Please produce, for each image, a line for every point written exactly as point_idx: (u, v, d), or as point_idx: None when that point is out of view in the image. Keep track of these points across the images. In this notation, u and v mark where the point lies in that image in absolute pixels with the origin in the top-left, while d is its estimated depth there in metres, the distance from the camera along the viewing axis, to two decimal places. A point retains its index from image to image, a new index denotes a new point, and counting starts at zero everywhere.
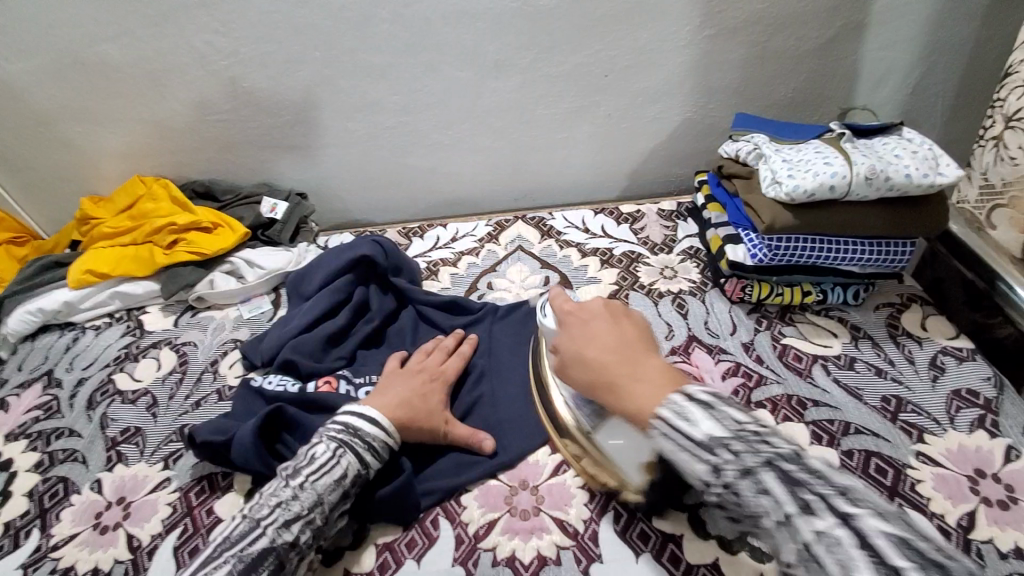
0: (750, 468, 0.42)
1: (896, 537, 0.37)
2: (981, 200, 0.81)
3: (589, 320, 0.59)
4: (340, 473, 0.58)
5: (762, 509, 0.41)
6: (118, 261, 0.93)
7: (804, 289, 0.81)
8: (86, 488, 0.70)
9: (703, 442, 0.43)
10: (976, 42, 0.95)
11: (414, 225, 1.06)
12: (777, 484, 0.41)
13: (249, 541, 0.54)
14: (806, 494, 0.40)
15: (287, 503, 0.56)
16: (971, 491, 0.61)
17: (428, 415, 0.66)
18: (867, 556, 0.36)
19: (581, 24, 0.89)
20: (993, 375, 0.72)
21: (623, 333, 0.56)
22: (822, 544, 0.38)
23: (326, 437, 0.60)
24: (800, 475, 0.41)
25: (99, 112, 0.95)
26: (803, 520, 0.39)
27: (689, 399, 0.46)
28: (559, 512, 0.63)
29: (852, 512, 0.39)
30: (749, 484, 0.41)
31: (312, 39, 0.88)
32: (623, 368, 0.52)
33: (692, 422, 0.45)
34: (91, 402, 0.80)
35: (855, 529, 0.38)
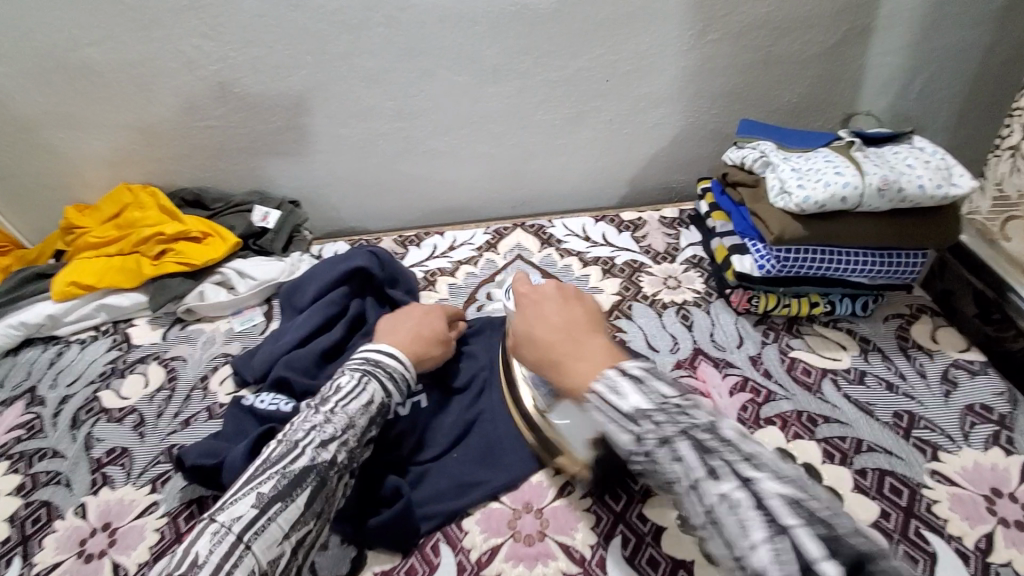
0: (668, 437, 0.42)
1: (790, 499, 0.38)
2: (995, 211, 0.81)
3: (541, 302, 0.59)
4: (368, 398, 0.58)
5: (676, 474, 0.41)
6: (105, 273, 0.90)
7: (812, 300, 0.79)
8: (69, 513, 0.66)
9: (630, 414, 0.44)
10: (980, 48, 0.94)
11: (410, 233, 1.04)
12: (689, 450, 0.41)
13: (289, 460, 0.52)
14: (714, 461, 0.41)
15: (322, 425, 0.55)
16: (988, 512, 0.59)
17: (437, 336, 0.70)
18: (761, 516, 0.38)
19: (582, 28, 0.86)
20: (1005, 390, 0.70)
21: (570, 315, 0.56)
22: (723, 505, 0.39)
23: (349, 369, 0.61)
24: (713, 443, 0.41)
25: (83, 118, 0.92)
26: (708, 484, 0.40)
27: (623, 374, 0.47)
28: (564, 537, 0.60)
29: (754, 474, 0.40)
30: (665, 452, 0.42)
31: (306, 42, 0.85)
32: (566, 347, 0.52)
33: (621, 395, 0.45)
34: (75, 421, 0.76)
35: (754, 491, 0.39)
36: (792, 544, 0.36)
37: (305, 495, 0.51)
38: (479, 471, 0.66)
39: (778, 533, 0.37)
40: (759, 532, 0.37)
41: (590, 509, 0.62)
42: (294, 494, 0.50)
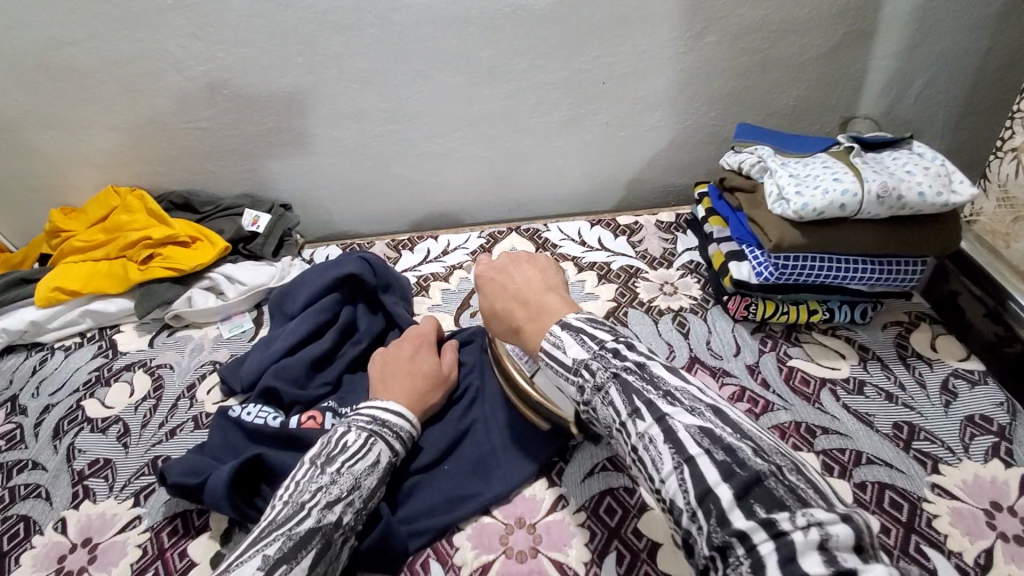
0: (601, 384, 0.46)
1: (699, 430, 0.40)
2: (999, 212, 0.82)
3: (499, 271, 0.62)
4: (374, 460, 0.57)
5: (610, 418, 0.46)
6: (90, 278, 0.88)
7: (811, 307, 0.78)
8: (50, 528, 0.65)
9: (572, 366, 0.48)
10: (980, 53, 0.93)
11: (403, 237, 1.02)
12: (616, 395, 0.45)
13: (296, 522, 0.50)
14: (637, 400, 0.44)
15: (328, 487, 0.53)
16: (988, 527, 0.58)
17: (435, 381, 0.68)
18: (669, 447, 0.40)
19: (577, 29, 0.85)
20: (1006, 401, 0.69)
21: (524, 279, 0.59)
22: (642, 443, 0.42)
23: (356, 426, 0.58)
24: (638, 384, 0.44)
25: (67, 119, 0.90)
26: (631, 423, 0.43)
27: (564, 327, 0.51)
28: (557, 554, 0.59)
29: (668, 410, 0.42)
30: (601, 399, 0.46)
31: (295, 42, 0.83)
32: (520, 311, 0.56)
33: (564, 350, 0.49)
34: (58, 431, 0.75)
35: (666, 425, 0.41)
36: (693, 471, 0.39)
37: (311, 559, 0.49)
38: (469, 485, 0.64)
39: (682, 462, 0.39)
40: (667, 462, 0.40)
41: (584, 525, 0.61)
42: (299, 557, 0.48)
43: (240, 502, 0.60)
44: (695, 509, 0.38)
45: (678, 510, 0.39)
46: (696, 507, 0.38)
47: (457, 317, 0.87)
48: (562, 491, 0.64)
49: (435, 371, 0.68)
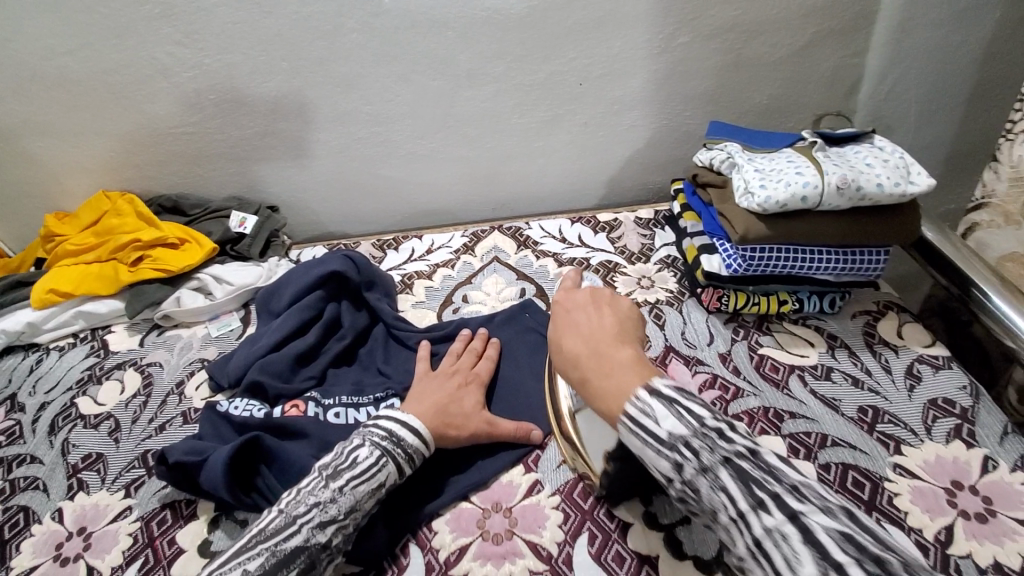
0: (708, 467, 0.43)
1: (841, 535, 0.38)
2: (1013, 192, 0.82)
3: (574, 312, 0.59)
4: (377, 482, 0.58)
5: (719, 504, 0.43)
6: (82, 279, 0.90)
7: (781, 298, 0.80)
8: (47, 518, 0.67)
9: (666, 441, 0.45)
10: (950, 48, 0.96)
11: (389, 237, 1.04)
12: (731, 482, 0.42)
13: (284, 537, 0.52)
14: (758, 491, 0.41)
15: (325, 504, 0.55)
16: (948, 504, 0.61)
17: (470, 414, 0.66)
18: (809, 550, 0.38)
19: (554, 32, 0.88)
20: (968, 384, 0.71)
21: (599, 325, 0.56)
22: (769, 538, 0.40)
23: (369, 441, 0.59)
24: (755, 473, 0.42)
25: (61, 126, 0.93)
26: (754, 516, 0.41)
27: (653, 395, 0.47)
28: (532, 535, 0.61)
29: (800, 508, 0.40)
30: (707, 481, 0.43)
31: (279, 49, 0.86)
32: (593, 363, 0.52)
33: (656, 420, 0.46)
34: (53, 427, 0.77)
35: (802, 524, 0.39)
36: None
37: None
38: (449, 472, 0.66)
39: (830, 570, 0.37)
40: (807, 566, 0.38)
41: (559, 507, 0.63)
42: None
43: (236, 489, 0.62)
44: None
45: None
46: None
47: (440, 313, 0.89)
48: (538, 477, 0.66)
49: (475, 409, 0.67)
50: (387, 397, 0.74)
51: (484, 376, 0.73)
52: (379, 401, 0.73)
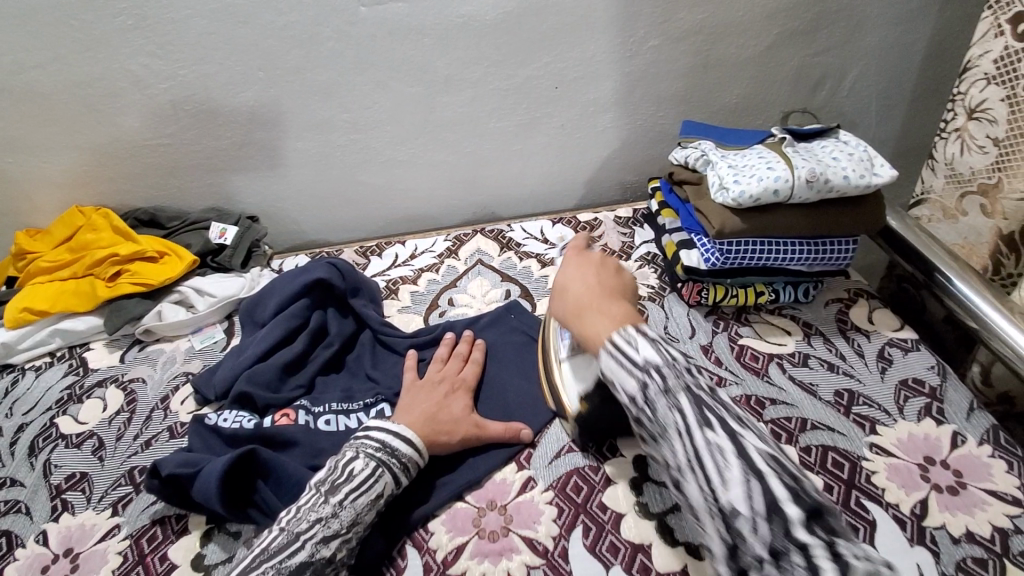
0: (671, 389, 0.49)
1: (767, 454, 0.46)
2: (948, 189, 0.87)
3: (583, 266, 0.66)
4: (376, 493, 0.58)
5: (672, 423, 0.48)
6: (58, 297, 0.89)
7: (758, 289, 0.83)
8: (31, 540, 0.65)
9: (640, 364, 0.50)
10: (903, 46, 1.01)
11: (371, 243, 1.04)
12: (687, 404, 0.48)
13: (288, 554, 0.52)
14: (709, 414, 0.47)
15: (327, 520, 0.55)
16: (922, 479, 0.64)
17: (458, 418, 0.67)
18: (740, 461, 0.45)
19: (528, 37, 0.89)
20: (936, 363, 0.75)
21: (603, 280, 0.63)
22: (709, 451, 0.46)
23: (365, 454, 0.59)
24: (709, 401, 0.48)
25: (30, 141, 0.91)
26: (700, 432, 0.47)
27: (640, 331, 0.53)
28: (527, 531, 0.62)
29: (738, 430, 0.47)
30: (667, 402, 0.49)
31: (255, 59, 0.86)
32: (593, 304, 0.59)
33: (634, 348, 0.51)
34: (33, 448, 0.75)
35: (738, 443, 0.46)
36: (762, 485, 0.44)
37: None
38: (442, 472, 0.67)
39: (752, 475, 0.44)
40: (734, 471, 0.45)
41: (553, 502, 0.64)
42: None
43: (229, 503, 0.61)
44: (760, 516, 0.43)
45: (737, 515, 0.44)
46: (761, 515, 0.43)
47: (426, 317, 0.89)
48: (531, 473, 0.67)
49: (464, 413, 0.68)
50: (378, 403, 0.74)
51: (472, 379, 0.73)
52: (370, 406, 0.73)
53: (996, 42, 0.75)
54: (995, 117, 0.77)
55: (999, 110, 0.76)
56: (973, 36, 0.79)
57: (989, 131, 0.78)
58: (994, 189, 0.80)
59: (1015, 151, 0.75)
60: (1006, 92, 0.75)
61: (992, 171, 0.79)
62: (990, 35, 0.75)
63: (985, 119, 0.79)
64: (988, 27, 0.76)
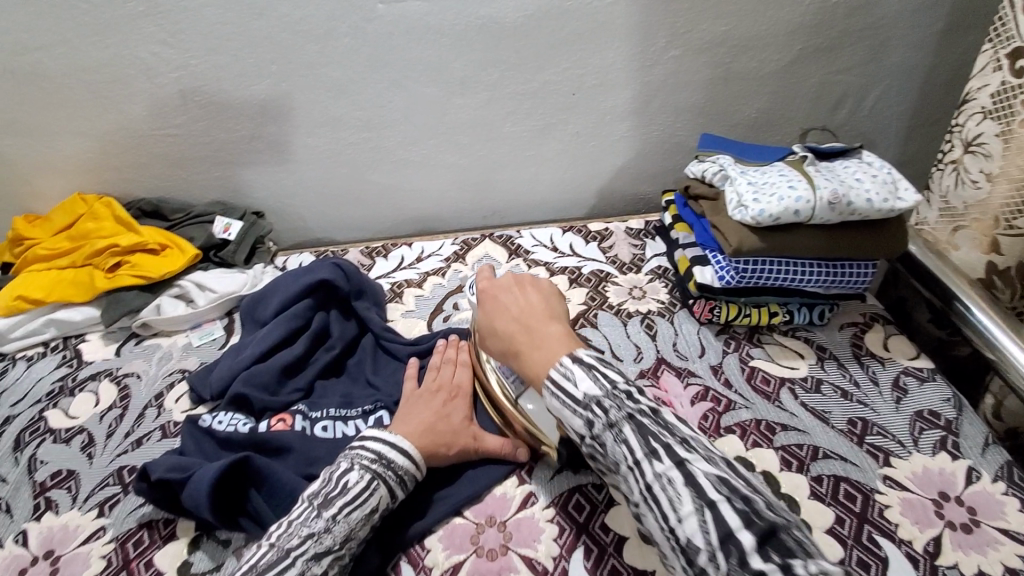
0: (614, 422, 0.49)
1: (718, 479, 0.44)
2: (941, 222, 0.85)
3: (500, 293, 0.63)
4: (371, 507, 0.56)
5: (620, 455, 0.48)
6: (55, 286, 0.87)
7: (771, 310, 0.81)
8: (10, 541, 0.63)
9: (581, 401, 0.50)
10: (927, 67, 0.99)
11: (377, 244, 1.03)
12: (632, 434, 0.47)
13: (278, 572, 0.49)
14: (653, 442, 0.46)
15: (320, 535, 0.52)
16: (936, 515, 0.62)
17: (456, 430, 0.65)
18: (689, 490, 0.43)
19: (547, 42, 0.87)
20: (952, 396, 0.73)
21: (526, 303, 0.61)
22: (658, 482, 0.45)
23: (359, 466, 0.57)
24: (653, 428, 0.47)
25: (32, 125, 0.89)
26: (647, 463, 0.46)
27: (575, 362, 0.52)
28: (526, 550, 0.60)
29: (686, 456, 0.45)
30: (611, 435, 0.48)
31: (268, 51, 0.84)
32: (523, 334, 0.57)
33: (575, 383, 0.51)
34: (18, 442, 0.73)
35: (686, 470, 0.44)
36: (715, 514, 0.42)
37: None
38: (440, 486, 0.65)
39: (703, 506, 0.42)
40: (687, 503, 0.43)
41: (554, 520, 0.62)
42: None
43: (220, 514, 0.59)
44: (716, 550, 0.41)
45: (694, 550, 0.42)
46: (717, 549, 0.41)
47: (430, 322, 0.87)
48: (532, 489, 0.65)
49: (462, 425, 0.65)
50: (376, 410, 0.72)
51: (472, 387, 0.71)
52: (368, 414, 0.71)
53: (994, 77, 0.73)
54: (990, 152, 0.75)
55: (994, 145, 0.74)
56: (973, 68, 0.77)
57: (983, 166, 0.76)
58: (988, 225, 0.78)
59: (1007, 188, 0.74)
60: (1001, 128, 0.73)
61: (983, 208, 0.78)
62: (988, 69, 0.74)
63: (980, 152, 0.77)
64: (987, 61, 0.74)
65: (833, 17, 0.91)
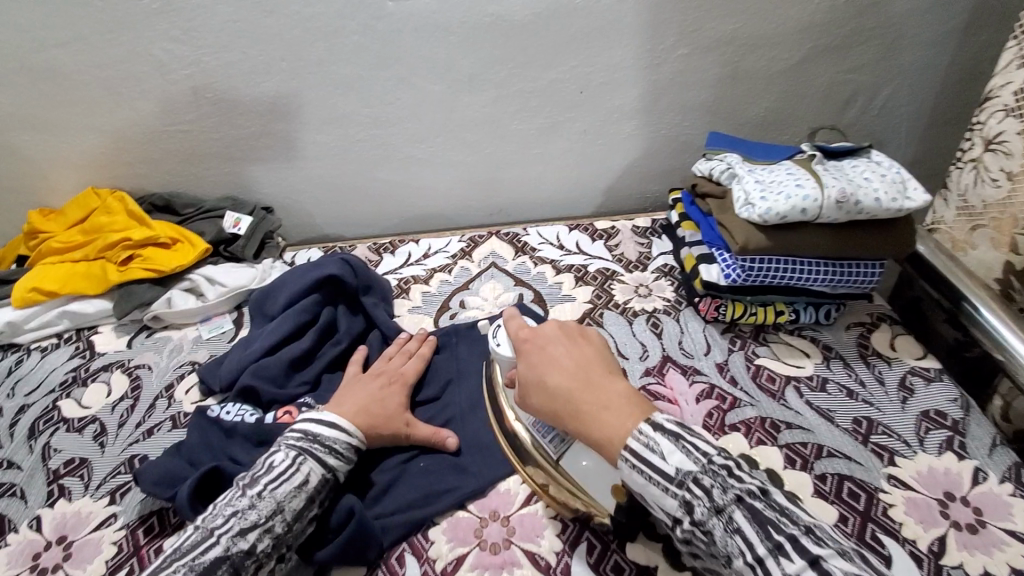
0: (722, 506, 0.46)
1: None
2: (959, 221, 0.84)
3: (547, 343, 0.59)
4: (300, 480, 0.56)
5: (734, 548, 0.45)
6: (69, 278, 0.88)
7: (777, 309, 0.81)
8: (24, 526, 0.64)
9: (676, 479, 0.47)
10: (939, 67, 0.98)
11: (385, 240, 1.03)
12: (745, 523, 0.45)
13: (202, 550, 0.50)
14: (774, 534, 0.44)
15: (243, 511, 0.54)
16: (941, 515, 0.61)
17: (389, 415, 0.66)
18: None
19: (555, 40, 0.88)
20: (959, 397, 0.72)
21: (581, 357, 0.57)
22: None
23: (285, 445, 0.59)
24: (767, 514, 0.45)
25: (47, 121, 0.90)
26: (772, 560, 0.43)
27: (658, 430, 0.50)
28: (529, 544, 0.60)
29: (817, 551, 0.43)
30: (720, 522, 0.45)
31: (278, 48, 0.85)
32: (587, 396, 0.54)
33: (662, 456, 0.48)
34: (33, 431, 0.75)
35: (821, 569, 0.42)
36: None
37: None
38: (440, 481, 0.65)
39: None
40: None
41: (557, 516, 0.63)
42: None
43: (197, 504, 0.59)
44: None
45: None
46: None
47: (436, 318, 0.88)
48: None
49: (396, 410, 0.67)
50: None
51: (413, 377, 0.73)
52: None
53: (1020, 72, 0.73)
54: (1011, 150, 0.75)
55: (1015, 142, 0.74)
56: (997, 66, 0.78)
57: (1003, 163, 0.76)
58: (1007, 223, 0.77)
59: None
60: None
61: (1004, 206, 0.77)
62: (1013, 65, 0.74)
63: (1001, 150, 0.76)
64: (1013, 57, 0.75)
65: (845, 16, 0.91)
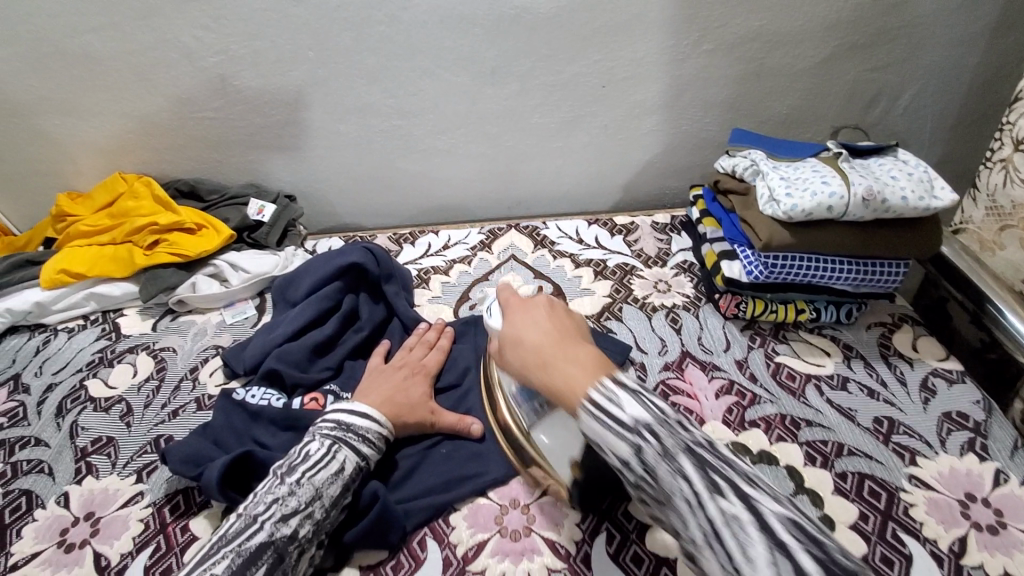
0: (670, 451, 0.43)
1: (791, 522, 0.39)
2: (988, 220, 0.82)
3: (531, 310, 0.57)
4: (336, 468, 0.57)
5: (677, 490, 0.42)
6: (95, 261, 0.90)
7: (798, 306, 0.81)
8: (52, 502, 0.66)
9: (631, 426, 0.44)
10: (966, 67, 0.97)
11: (405, 231, 1.04)
12: (690, 467, 0.42)
13: (246, 536, 0.51)
14: (714, 475, 0.41)
15: (284, 499, 0.54)
16: (962, 516, 0.61)
17: (413, 402, 0.67)
18: (763, 536, 0.38)
19: (580, 34, 0.88)
20: (982, 399, 0.72)
21: (559, 322, 0.55)
22: (726, 524, 0.39)
23: (319, 435, 0.60)
24: (712, 461, 0.42)
25: (77, 105, 0.92)
26: (709, 499, 0.40)
27: (620, 387, 0.46)
28: (549, 532, 0.61)
29: (752, 494, 0.40)
30: (666, 466, 0.42)
31: (305, 37, 0.85)
32: (555, 350, 0.50)
33: (621, 406, 0.45)
34: (60, 409, 0.76)
35: (756, 510, 0.39)
36: (793, 564, 0.36)
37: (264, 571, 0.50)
38: (461, 467, 0.66)
39: (776, 549, 0.37)
40: (756, 547, 0.38)
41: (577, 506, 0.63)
42: None
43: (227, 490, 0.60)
44: None
45: None
46: None
47: (456, 308, 0.89)
48: None
49: (420, 398, 0.68)
50: None
51: (435, 368, 0.74)
52: None
53: None
54: None
55: None
56: None
57: None
58: None
59: None
60: None
61: None
62: None
63: None
64: None
65: (873, 14, 0.90)
